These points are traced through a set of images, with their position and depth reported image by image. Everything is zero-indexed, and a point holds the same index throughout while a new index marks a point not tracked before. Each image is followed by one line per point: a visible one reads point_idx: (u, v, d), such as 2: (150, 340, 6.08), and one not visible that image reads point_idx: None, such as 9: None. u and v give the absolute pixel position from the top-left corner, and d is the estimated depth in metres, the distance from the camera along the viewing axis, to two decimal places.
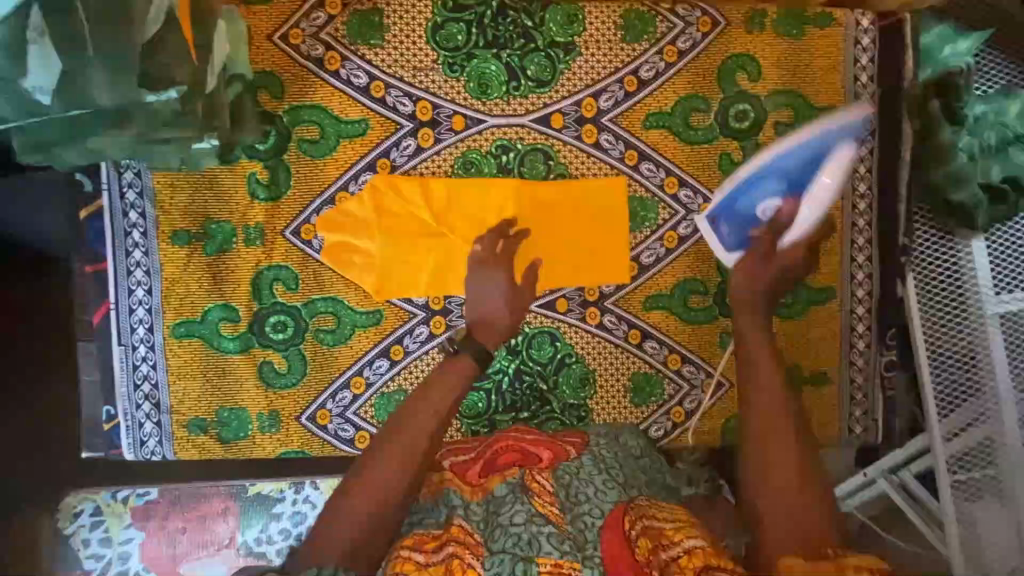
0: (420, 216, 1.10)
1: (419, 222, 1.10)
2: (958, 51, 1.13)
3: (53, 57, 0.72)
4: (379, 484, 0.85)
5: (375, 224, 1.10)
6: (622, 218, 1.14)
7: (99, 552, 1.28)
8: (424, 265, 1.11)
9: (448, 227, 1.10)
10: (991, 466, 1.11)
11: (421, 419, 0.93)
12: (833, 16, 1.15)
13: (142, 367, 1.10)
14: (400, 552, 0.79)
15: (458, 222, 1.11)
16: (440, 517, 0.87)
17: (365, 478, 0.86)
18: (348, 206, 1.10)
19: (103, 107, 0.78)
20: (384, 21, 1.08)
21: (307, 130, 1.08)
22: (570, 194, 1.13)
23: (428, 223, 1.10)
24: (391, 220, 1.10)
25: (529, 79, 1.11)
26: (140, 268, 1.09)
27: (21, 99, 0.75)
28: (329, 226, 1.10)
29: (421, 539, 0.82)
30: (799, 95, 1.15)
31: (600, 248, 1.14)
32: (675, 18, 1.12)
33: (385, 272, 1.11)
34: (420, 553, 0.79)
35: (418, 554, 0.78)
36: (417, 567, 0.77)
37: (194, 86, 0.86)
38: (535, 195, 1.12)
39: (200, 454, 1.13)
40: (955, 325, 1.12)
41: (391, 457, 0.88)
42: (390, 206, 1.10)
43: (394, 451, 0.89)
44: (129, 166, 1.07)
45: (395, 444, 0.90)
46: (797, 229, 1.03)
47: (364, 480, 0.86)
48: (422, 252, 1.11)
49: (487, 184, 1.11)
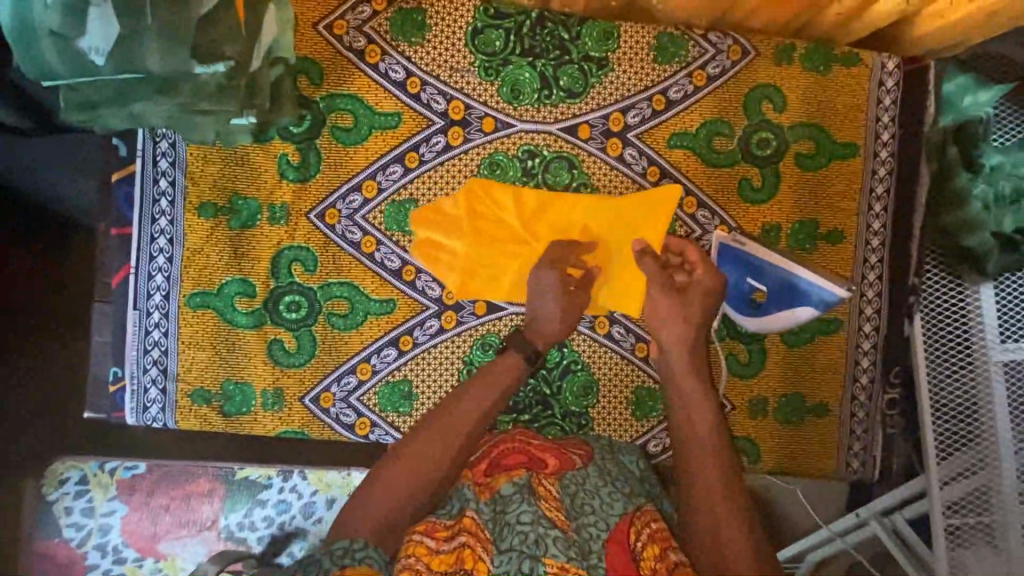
0: (509, 222, 1.09)
1: (504, 226, 1.09)
2: (978, 101, 1.16)
3: (110, 20, 0.76)
4: (403, 482, 0.89)
5: (465, 222, 1.10)
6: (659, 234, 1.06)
7: (80, 522, 1.30)
8: (510, 270, 1.10)
9: (535, 236, 1.08)
10: (986, 513, 1.11)
11: (455, 420, 0.94)
12: (859, 56, 1.18)
13: (154, 334, 1.11)
14: (414, 537, 0.85)
15: (544, 232, 1.08)
16: (453, 508, 0.91)
17: (389, 474, 0.90)
18: (444, 204, 1.12)
19: (152, 73, 0.81)
20: (426, 21, 1.11)
21: (342, 118, 1.11)
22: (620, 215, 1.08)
23: (517, 230, 1.08)
24: (480, 222, 1.10)
25: (560, 90, 1.14)
26: (164, 236, 1.11)
27: (79, 61, 0.78)
28: (422, 221, 1.13)
29: (432, 526, 0.87)
30: (820, 130, 1.18)
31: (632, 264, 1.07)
32: (707, 44, 1.16)
33: (470, 271, 1.11)
34: (432, 539, 0.85)
35: (430, 540, 0.85)
36: (428, 552, 0.83)
37: (241, 62, 0.88)
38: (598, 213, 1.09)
39: (201, 425, 1.13)
40: (959, 370, 1.13)
41: (417, 458, 0.90)
42: (482, 209, 1.10)
43: (422, 453, 0.91)
44: (165, 136, 1.10)
45: (423, 447, 0.91)
46: (773, 321, 1.08)
47: (389, 476, 0.89)
48: (506, 259, 1.09)
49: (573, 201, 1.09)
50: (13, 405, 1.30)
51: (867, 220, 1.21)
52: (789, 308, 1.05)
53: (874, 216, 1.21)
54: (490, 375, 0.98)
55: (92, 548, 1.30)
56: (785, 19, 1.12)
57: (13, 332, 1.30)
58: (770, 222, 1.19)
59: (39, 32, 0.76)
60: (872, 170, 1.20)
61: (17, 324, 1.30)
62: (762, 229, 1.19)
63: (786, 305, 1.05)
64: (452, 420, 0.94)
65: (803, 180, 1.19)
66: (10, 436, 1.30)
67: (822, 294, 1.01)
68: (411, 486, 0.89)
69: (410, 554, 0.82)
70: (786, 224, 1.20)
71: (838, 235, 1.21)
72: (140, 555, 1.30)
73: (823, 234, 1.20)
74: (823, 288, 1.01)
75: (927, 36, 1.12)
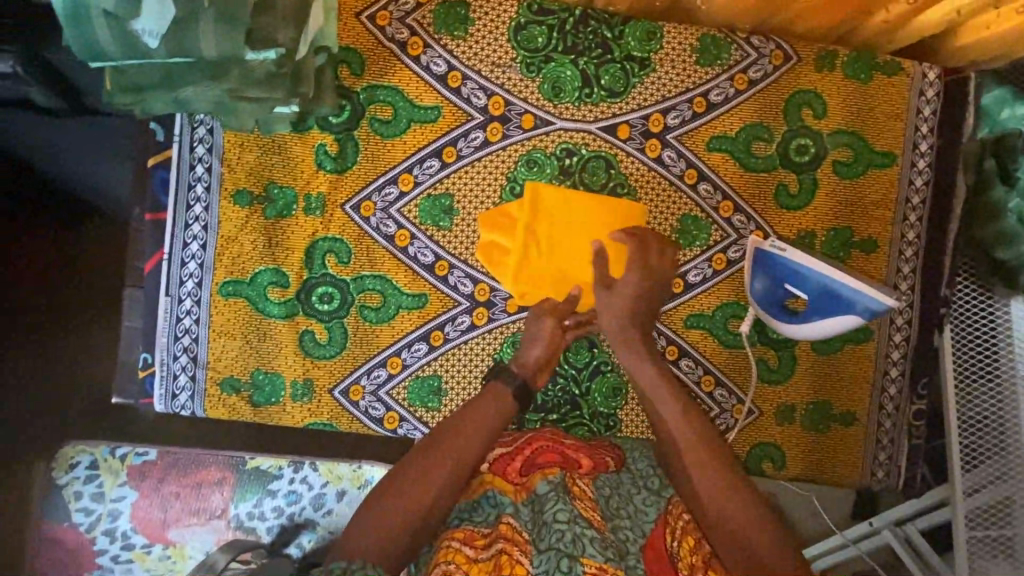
0: (569, 228, 1.11)
1: (558, 227, 1.12)
2: (1016, 115, 1.15)
3: (167, 4, 0.73)
4: (403, 510, 0.84)
5: (530, 224, 1.11)
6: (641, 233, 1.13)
7: (90, 507, 1.27)
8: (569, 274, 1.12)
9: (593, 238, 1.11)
10: (1009, 527, 1.08)
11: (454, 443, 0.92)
12: (901, 66, 1.17)
13: (185, 321, 1.11)
14: (452, 543, 0.85)
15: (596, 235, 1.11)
16: (488, 516, 0.91)
17: (392, 498, 0.85)
18: (509, 207, 1.12)
19: (206, 59, 0.81)
20: (470, 15, 1.10)
21: (382, 110, 1.10)
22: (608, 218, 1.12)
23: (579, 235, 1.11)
24: (546, 228, 1.11)
25: (601, 89, 1.13)
26: (198, 223, 1.10)
27: (131, 44, 0.76)
28: (488, 222, 1.12)
29: (470, 534, 0.87)
30: (859, 138, 1.18)
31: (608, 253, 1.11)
32: (749, 48, 1.15)
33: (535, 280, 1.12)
34: (470, 547, 0.85)
35: (468, 548, 0.85)
36: (467, 560, 0.83)
37: (292, 51, 0.87)
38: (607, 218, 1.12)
39: (229, 414, 1.12)
40: (985, 383, 1.11)
41: (420, 489, 0.87)
42: (546, 213, 1.11)
43: (425, 482, 0.87)
44: (203, 122, 1.09)
45: (427, 471, 0.89)
46: (811, 328, 1.08)
47: (391, 504, 0.85)
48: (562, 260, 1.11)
49: (595, 210, 1.12)
50: (13, 405, 1.33)
51: (902, 230, 1.21)
52: (830, 318, 1.05)
53: (908, 226, 1.21)
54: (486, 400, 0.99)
55: (101, 533, 1.27)
56: (830, 25, 1.12)
57: (14, 331, 1.32)
58: (805, 229, 1.19)
59: (91, 13, 0.73)
60: (909, 180, 1.20)
61: (18, 323, 1.32)
62: (796, 236, 1.19)
63: (816, 302, 1.05)
64: (458, 448, 0.92)
65: (839, 188, 1.19)
66: (10, 436, 1.33)
67: (868, 303, 1.00)
68: (420, 501, 0.86)
69: (448, 561, 0.82)
70: (821, 231, 1.19)
71: (872, 244, 1.21)
72: (149, 543, 1.27)
73: (857, 242, 1.20)
74: (870, 299, 1.00)
75: (972, 46, 1.11)
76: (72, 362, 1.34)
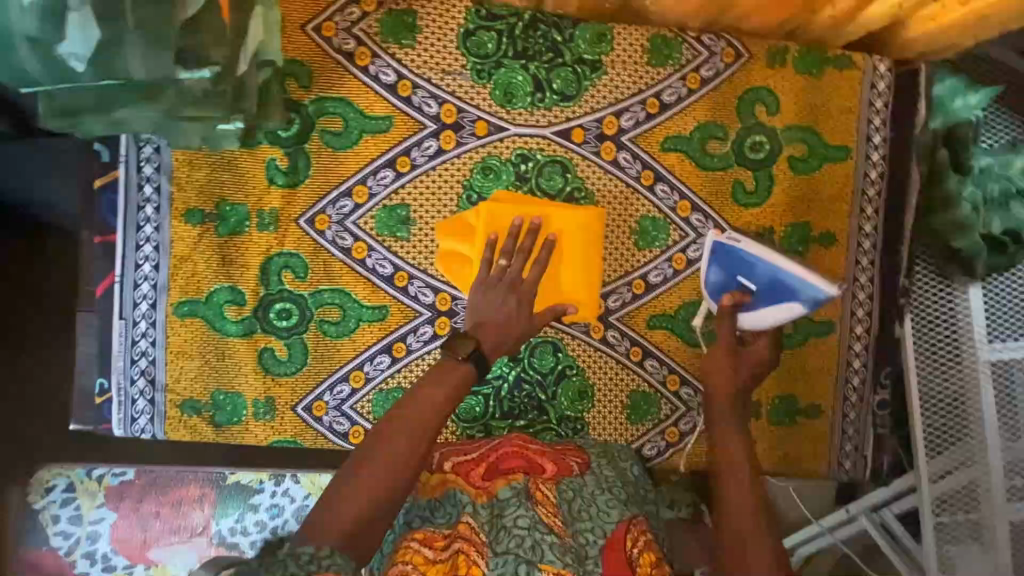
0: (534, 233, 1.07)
1: None
2: (968, 104, 1.16)
3: (90, 26, 0.73)
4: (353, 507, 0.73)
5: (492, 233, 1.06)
6: (597, 249, 1.13)
7: (68, 530, 1.25)
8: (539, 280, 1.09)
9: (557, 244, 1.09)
10: (974, 510, 1.10)
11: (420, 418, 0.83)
12: (851, 59, 1.18)
13: (141, 343, 1.09)
14: (411, 543, 0.84)
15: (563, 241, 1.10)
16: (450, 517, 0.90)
17: (335, 494, 0.75)
18: (467, 215, 1.10)
19: (136, 81, 0.80)
20: (417, 23, 1.09)
21: (331, 122, 1.09)
22: (567, 223, 1.10)
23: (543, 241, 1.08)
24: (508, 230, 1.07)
25: (553, 93, 1.12)
26: (150, 244, 1.08)
27: (57, 67, 0.75)
28: (447, 230, 1.10)
29: (430, 535, 0.86)
30: (813, 132, 1.19)
31: (579, 279, 1.11)
32: (700, 47, 1.15)
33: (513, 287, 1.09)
34: (429, 548, 0.84)
35: (427, 549, 0.83)
36: (426, 561, 0.82)
37: (228, 68, 0.86)
38: (570, 223, 1.10)
39: (191, 435, 1.11)
40: (948, 371, 1.12)
41: (348, 510, 0.73)
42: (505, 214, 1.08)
43: (351, 502, 0.74)
44: (150, 141, 1.07)
45: (353, 490, 0.74)
46: (758, 320, 1.06)
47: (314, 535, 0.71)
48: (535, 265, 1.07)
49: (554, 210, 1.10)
50: None
51: (859, 223, 1.21)
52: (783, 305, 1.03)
53: (865, 218, 1.22)
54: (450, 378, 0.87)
55: (81, 557, 1.25)
56: (777, 22, 1.12)
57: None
58: (764, 225, 1.19)
59: (12, 38, 0.72)
60: (864, 173, 1.21)
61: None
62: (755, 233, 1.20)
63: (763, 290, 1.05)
64: (389, 450, 0.78)
65: (796, 182, 1.19)
66: None
67: (811, 289, 1.01)
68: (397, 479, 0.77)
69: (405, 561, 0.81)
70: (779, 227, 1.20)
71: (830, 237, 1.21)
72: (131, 563, 1.26)
73: (816, 236, 1.21)
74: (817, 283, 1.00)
75: (919, 38, 1.12)
76: (49, 370, 1.29)
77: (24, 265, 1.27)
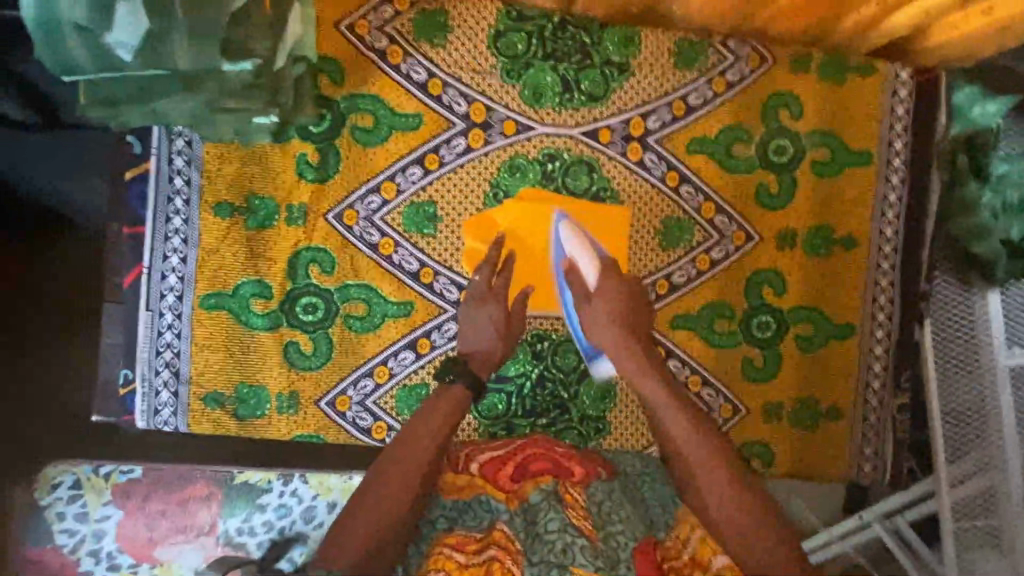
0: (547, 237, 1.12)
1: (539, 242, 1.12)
2: (989, 112, 1.10)
3: (142, 15, 0.73)
4: (370, 527, 0.82)
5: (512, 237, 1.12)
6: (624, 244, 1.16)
7: (74, 527, 1.20)
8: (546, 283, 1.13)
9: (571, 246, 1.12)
10: (993, 516, 1.09)
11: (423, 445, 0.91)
12: (874, 65, 1.20)
13: (166, 335, 1.09)
14: (442, 550, 0.83)
15: None
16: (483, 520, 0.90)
17: (352, 517, 0.83)
18: (494, 213, 1.13)
19: (181, 70, 0.80)
20: (448, 22, 1.10)
21: (361, 118, 1.10)
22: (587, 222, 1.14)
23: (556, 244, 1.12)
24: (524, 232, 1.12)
25: (582, 94, 1.14)
26: (178, 235, 1.09)
27: (105, 56, 0.76)
28: (475, 227, 1.13)
29: (462, 539, 0.85)
30: (835, 137, 1.20)
31: None
32: (726, 52, 1.17)
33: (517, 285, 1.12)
34: (461, 553, 0.83)
35: (459, 554, 0.83)
36: (458, 567, 0.82)
37: (268, 62, 0.87)
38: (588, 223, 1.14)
39: (214, 429, 1.11)
40: (966, 377, 1.09)
41: (364, 527, 0.82)
42: (530, 215, 1.12)
43: (367, 516, 0.83)
44: (181, 133, 1.08)
45: (372, 504, 0.84)
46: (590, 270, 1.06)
47: (339, 544, 0.81)
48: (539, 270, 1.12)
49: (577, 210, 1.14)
50: None
51: (880, 227, 1.23)
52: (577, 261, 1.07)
53: (886, 223, 1.23)
54: (445, 406, 0.96)
55: (86, 554, 1.20)
56: (804, 28, 1.14)
57: None
58: (784, 229, 1.21)
59: (63, 27, 0.73)
60: (885, 178, 1.22)
61: None
62: (777, 236, 1.21)
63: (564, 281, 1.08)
64: (401, 471, 0.87)
65: (818, 186, 1.21)
66: None
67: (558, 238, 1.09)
68: (406, 502, 0.85)
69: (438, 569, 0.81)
70: (800, 230, 1.21)
71: (851, 240, 1.23)
72: (135, 562, 1.22)
73: (838, 238, 1.23)
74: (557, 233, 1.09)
75: (941, 47, 1.14)
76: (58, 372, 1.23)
77: (22, 265, 1.16)
